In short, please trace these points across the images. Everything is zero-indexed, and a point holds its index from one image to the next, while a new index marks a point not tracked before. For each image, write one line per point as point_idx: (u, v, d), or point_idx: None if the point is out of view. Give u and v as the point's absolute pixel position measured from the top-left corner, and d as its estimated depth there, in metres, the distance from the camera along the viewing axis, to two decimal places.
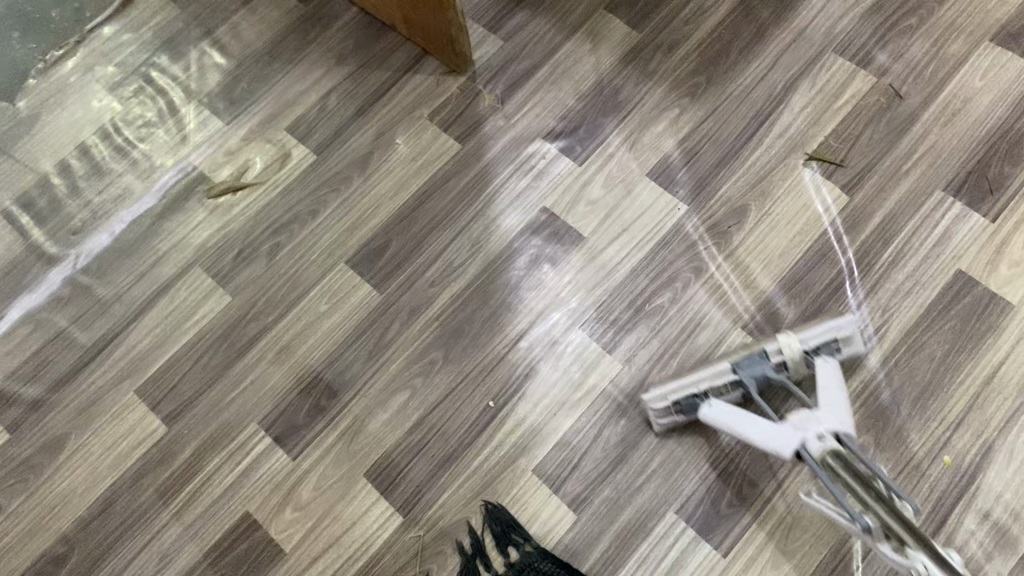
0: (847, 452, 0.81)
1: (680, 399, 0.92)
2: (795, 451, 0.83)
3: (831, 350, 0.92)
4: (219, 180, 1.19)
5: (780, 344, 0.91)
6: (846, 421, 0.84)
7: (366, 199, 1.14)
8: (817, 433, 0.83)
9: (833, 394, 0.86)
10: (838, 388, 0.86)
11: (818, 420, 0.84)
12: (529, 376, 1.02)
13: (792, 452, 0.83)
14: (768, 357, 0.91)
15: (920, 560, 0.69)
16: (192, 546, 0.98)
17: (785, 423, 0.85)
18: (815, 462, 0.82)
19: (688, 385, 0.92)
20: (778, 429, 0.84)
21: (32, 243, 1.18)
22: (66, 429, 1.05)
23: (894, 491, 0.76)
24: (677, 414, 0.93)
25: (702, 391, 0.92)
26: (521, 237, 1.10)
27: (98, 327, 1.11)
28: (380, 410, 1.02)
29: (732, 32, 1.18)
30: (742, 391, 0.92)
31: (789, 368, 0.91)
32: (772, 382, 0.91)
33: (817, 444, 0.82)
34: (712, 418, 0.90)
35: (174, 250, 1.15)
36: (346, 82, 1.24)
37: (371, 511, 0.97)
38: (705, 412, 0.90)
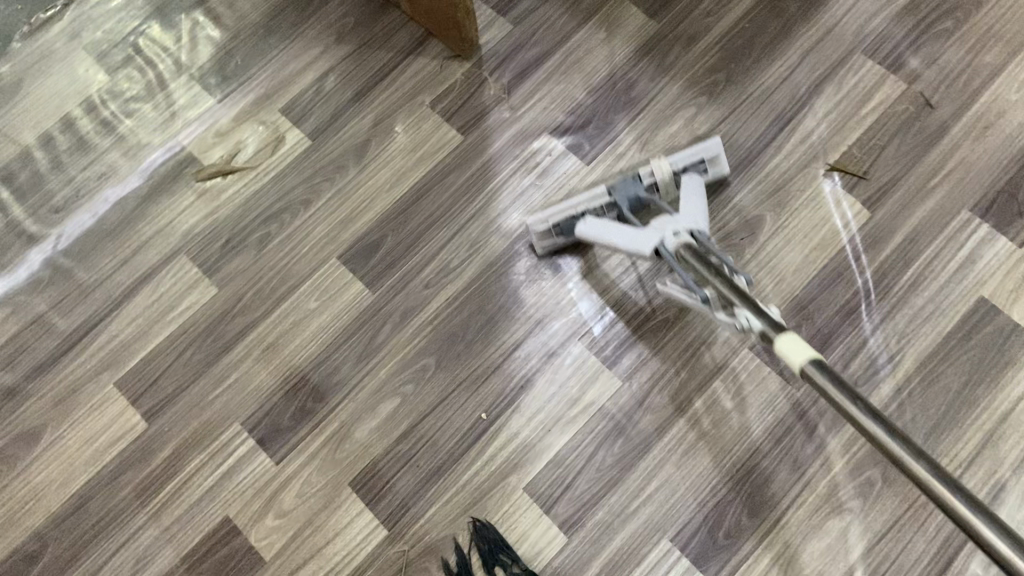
0: (698, 245, 0.86)
1: (561, 221, 0.98)
2: (654, 250, 0.88)
3: (698, 171, 0.99)
4: (209, 163, 1.14)
5: (652, 167, 0.97)
6: (703, 220, 0.90)
7: (363, 191, 1.10)
8: (674, 231, 0.88)
9: (693, 201, 0.92)
10: (698, 197, 0.93)
11: (676, 221, 0.89)
12: (524, 387, 0.98)
13: (651, 251, 0.88)
14: (641, 179, 0.97)
15: (745, 317, 0.76)
16: (169, 550, 0.94)
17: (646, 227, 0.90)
18: (672, 255, 0.87)
19: (568, 208, 0.98)
20: (640, 234, 0.90)
21: (12, 220, 1.13)
22: (41, 421, 1.01)
23: (730, 266, 0.83)
24: (557, 236, 0.99)
25: (580, 213, 0.98)
26: (522, 238, 1.05)
27: (77, 313, 1.06)
28: (368, 416, 0.98)
29: (757, 27, 1.11)
30: (619, 213, 0.98)
31: (660, 190, 0.98)
32: (646, 204, 0.97)
33: (671, 239, 0.87)
34: (588, 232, 0.96)
35: (160, 236, 1.10)
36: (346, 63, 1.18)
37: (355, 523, 0.93)
38: (581, 227, 0.97)
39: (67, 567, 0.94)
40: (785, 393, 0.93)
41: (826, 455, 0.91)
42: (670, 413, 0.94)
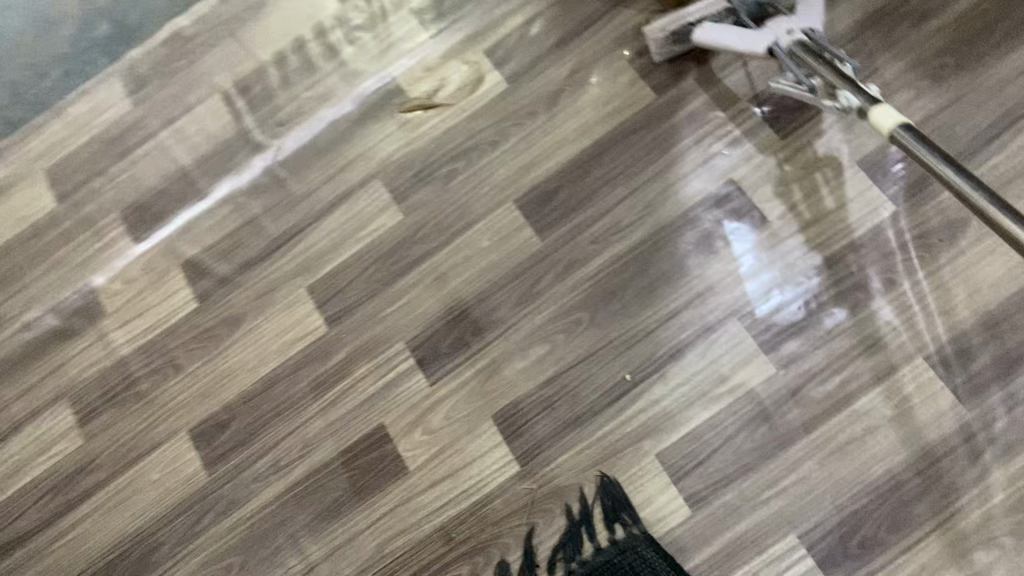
0: (810, 42, 0.95)
1: (678, 29, 1.07)
2: (767, 48, 0.98)
3: None
4: (414, 96, 1.21)
5: None
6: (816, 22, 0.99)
7: (549, 139, 1.12)
8: (789, 31, 0.98)
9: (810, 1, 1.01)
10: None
11: (790, 24, 0.99)
12: (673, 357, 0.97)
13: (765, 48, 0.98)
14: None
15: (847, 97, 0.83)
16: (330, 442, 1.06)
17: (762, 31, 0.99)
18: (786, 53, 0.97)
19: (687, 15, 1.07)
20: (757, 36, 0.99)
21: (243, 127, 1.27)
22: (244, 309, 1.15)
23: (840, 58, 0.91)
24: (674, 45, 1.08)
25: (696, 21, 1.07)
26: (701, 204, 1.03)
27: (285, 220, 1.18)
28: (519, 356, 1.03)
29: (1000, 13, 1.00)
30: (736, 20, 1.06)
31: None
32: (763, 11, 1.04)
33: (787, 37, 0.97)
34: (704, 36, 1.04)
35: (362, 159, 1.19)
36: (554, 9, 1.19)
37: (492, 453, 1.00)
38: (697, 33, 1.05)
39: (250, 438, 1.09)
40: (955, 412, 0.86)
41: (989, 487, 0.84)
42: (823, 411, 0.90)
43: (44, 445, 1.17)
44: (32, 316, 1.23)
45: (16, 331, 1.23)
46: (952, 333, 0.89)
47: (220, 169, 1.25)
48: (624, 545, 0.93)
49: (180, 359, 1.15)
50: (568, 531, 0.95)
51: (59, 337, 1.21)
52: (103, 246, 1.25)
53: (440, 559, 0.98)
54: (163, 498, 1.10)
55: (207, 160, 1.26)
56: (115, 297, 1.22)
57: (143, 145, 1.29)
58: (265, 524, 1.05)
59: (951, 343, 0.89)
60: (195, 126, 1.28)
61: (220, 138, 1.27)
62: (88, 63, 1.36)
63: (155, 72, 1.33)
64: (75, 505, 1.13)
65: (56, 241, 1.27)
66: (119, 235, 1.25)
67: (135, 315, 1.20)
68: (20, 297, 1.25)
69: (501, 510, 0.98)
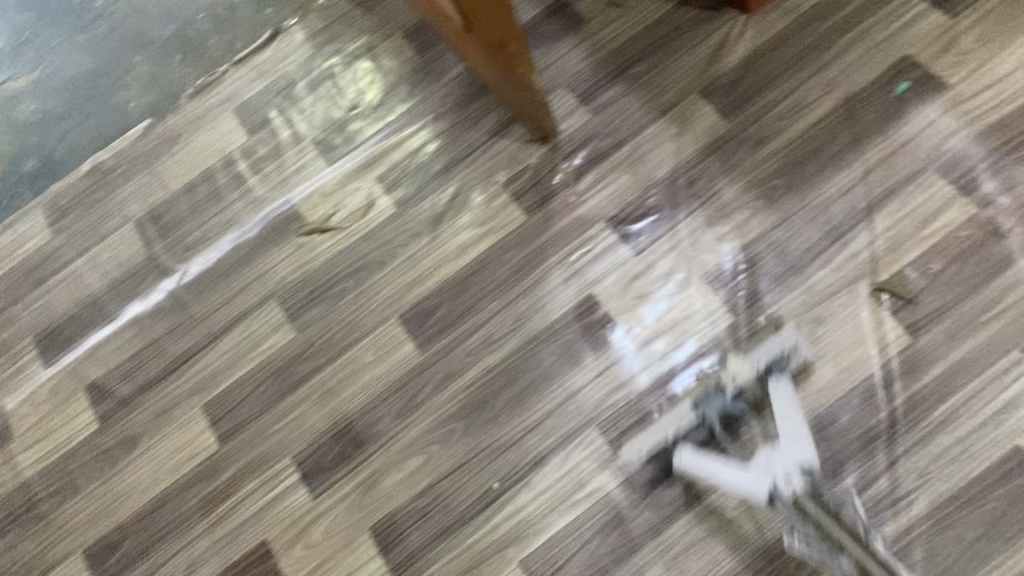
0: (813, 488, 0.88)
1: (656, 450, 0.97)
2: (766, 497, 0.89)
3: (781, 367, 0.97)
4: (310, 221, 1.29)
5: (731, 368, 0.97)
6: (810, 452, 0.90)
7: (432, 260, 1.20)
8: (785, 472, 0.89)
9: (790, 421, 0.92)
10: (795, 414, 0.92)
11: (780, 460, 0.90)
12: (536, 464, 1.03)
13: (764, 498, 0.89)
14: (724, 392, 0.97)
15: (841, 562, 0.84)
16: (219, 558, 1.10)
17: (752, 468, 0.91)
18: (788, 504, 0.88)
19: (656, 431, 0.97)
20: (749, 476, 0.90)
21: (152, 253, 1.34)
22: (143, 428, 1.20)
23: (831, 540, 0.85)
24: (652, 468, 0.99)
25: (667, 437, 0.97)
26: (566, 316, 1.11)
27: (186, 341, 1.24)
28: (397, 468, 1.08)
29: (828, 135, 1.10)
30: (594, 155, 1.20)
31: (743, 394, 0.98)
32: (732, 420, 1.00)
33: (788, 485, 0.88)
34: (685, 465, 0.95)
35: (260, 281, 1.26)
36: (440, 139, 1.30)
37: (368, 565, 1.04)
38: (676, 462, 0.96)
39: (142, 556, 1.12)
40: (787, 513, 0.93)
41: None
42: (669, 513, 0.96)
43: None
44: None
45: None
46: None
47: (127, 294, 1.31)
48: None
49: (80, 480, 1.19)
50: None
51: None
52: (15, 370, 1.30)
53: None
54: None
55: (117, 286, 1.32)
56: (22, 420, 1.26)
57: (57, 273, 1.35)
58: None
59: None
60: (107, 253, 1.35)
61: (130, 264, 1.34)
62: (14, 195, 1.45)
63: (74, 203, 1.40)
64: None
65: None
66: (30, 359, 1.30)
67: (39, 438, 1.24)
68: None
69: None
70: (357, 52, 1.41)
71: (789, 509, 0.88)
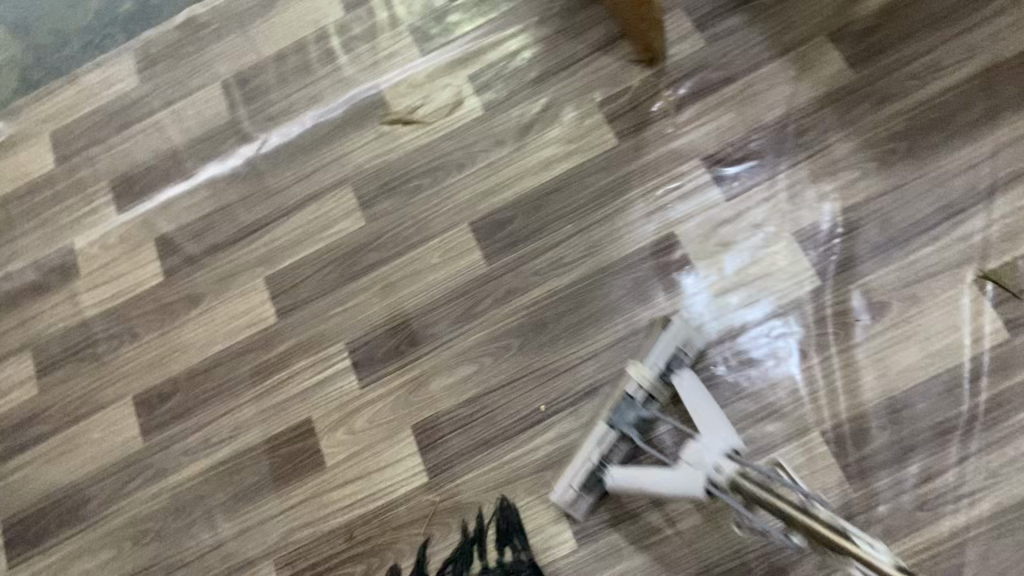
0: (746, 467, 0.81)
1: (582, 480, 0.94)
2: (705, 490, 0.83)
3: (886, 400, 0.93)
4: (396, 110, 1.25)
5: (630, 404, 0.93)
6: (721, 429, 0.87)
7: (513, 169, 1.16)
8: (715, 466, 0.83)
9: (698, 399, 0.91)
10: (698, 394, 0.91)
11: (707, 455, 0.84)
12: (586, 395, 1.01)
13: (703, 492, 0.83)
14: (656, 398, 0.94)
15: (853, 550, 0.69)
16: (259, 428, 1.11)
17: (676, 471, 0.86)
18: (726, 489, 0.82)
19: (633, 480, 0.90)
20: (675, 478, 0.86)
21: (235, 117, 1.32)
22: (205, 290, 1.21)
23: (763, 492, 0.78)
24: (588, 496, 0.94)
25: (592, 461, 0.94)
26: (642, 253, 1.06)
27: (257, 211, 1.24)
28: (447, 373, 1.07)
29: (963, 103, 1.01)
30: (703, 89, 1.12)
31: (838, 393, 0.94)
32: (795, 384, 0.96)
33: (718, 473, 0.83)
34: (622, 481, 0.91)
35: (337, 163, 1.24)
36: (540, 44, 1.23)
37: (404, 462, 1.04)
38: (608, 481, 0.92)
39: (185, 413, 1.14)
40: (841, 489, 0.90)
41: None
42: None
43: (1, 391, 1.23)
44: (15, 268, 1.31)
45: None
46: (852, 412, 0.92)
47: (205, 154, 1.31)
48: (509, 569, 0.96)
49: (139, 329, 1.21)
50: (460, 548, 0.99)
51: (35, 291, 1.28)
52: (91, 212, 1.32)
53: (337, 555, 1.02)
54: (96, 459, 1.15)
55: (197, 144, 1.32)
56: (91, 261, 1.28)
57: (141, 122, 1.36)
58: (183, 499, 1.09)
59: (849, 421, 0.92)
60: (191, 110, 1.34)
61: (211, 125, 1.33)
62: (107, 37, 1.44)
63: (165, 55, 1.39)
64: (18, 453, 1.18)
65: (49, 201, 1.35)
66: (105, 204, 1.32)
67: (105, 282, 1.26)
68: (8, 249, 1.33)
69: (402, 517, 1.02)
70: None
71: (725, 493, 0.82)
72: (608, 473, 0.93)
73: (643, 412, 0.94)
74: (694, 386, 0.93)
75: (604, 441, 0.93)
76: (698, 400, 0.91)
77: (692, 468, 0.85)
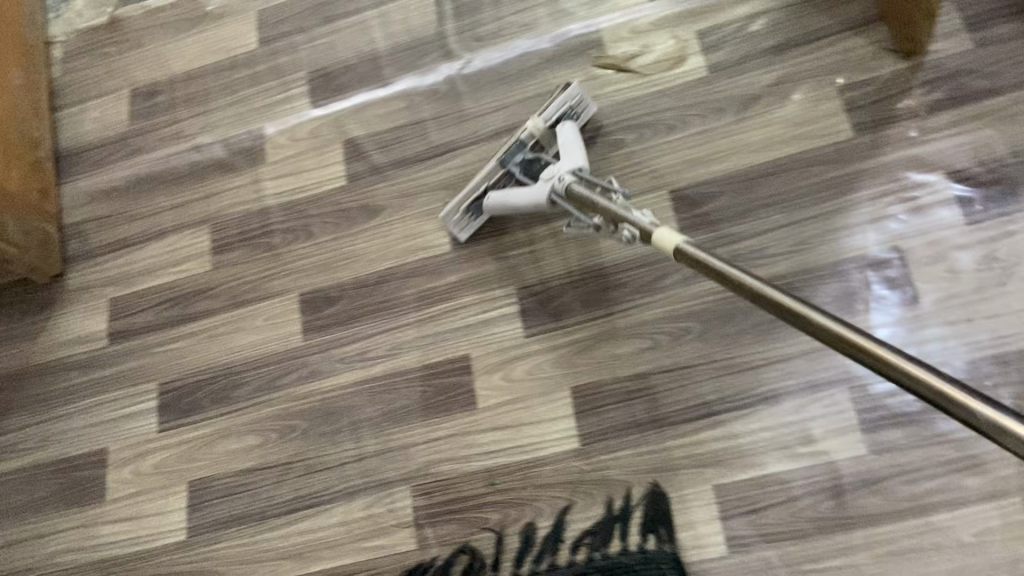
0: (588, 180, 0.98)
1: (469, 206, 1.10)
2: (549, 199, 1.01)
3: None
4: (610, 54, 1.18)
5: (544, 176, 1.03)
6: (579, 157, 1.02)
7: (727, 143, 1.09)
8: (559, 175, 1.00)
9: (570, 138, 1.04)
10: (574, 137, 1.04)
11: (557, 168, 1.01)
12: (767, 400, 0.95)
13: (547, 201, 1.01)
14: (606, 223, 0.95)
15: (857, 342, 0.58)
16: (417, 352, 1.10)
17: (533, 189, 1.03)
18: (563, 196, 0.99)
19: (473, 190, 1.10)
20: (529, 194, 1.04)
21: (442, 31, 1.28)
22: (386, 203, 1.20)
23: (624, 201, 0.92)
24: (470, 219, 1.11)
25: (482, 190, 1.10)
26: (856, 262, 0.99)
27: (449, 132, 1.21)
28: (617, 342, 1.03)
29: None
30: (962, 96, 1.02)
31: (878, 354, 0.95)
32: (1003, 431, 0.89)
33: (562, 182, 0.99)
34: (495, 202, 1.07)
35: (540, 99, 1.19)
36: (783, 11, 1.13)
37: (559, 422, 1.01)
38: (488, 204, 1.08)
39: (347, 321, 1.14)
40: None
41: None
42: (899, 509, 0.87)
43: (173, 259, 1.25)
44: (204, 140, 1.32)
45: (186, 149, 1.32)
46: None
47: (406, 64, 1.28)
48: (648, 556, 0.93)
49: (314, 227, 1.21)
50: (602, 523, 0.96)
51: (218, 168, 1.29)
52: (283, 99, 1.31)
53: (475, 498, 1.01)
54: (254, 346, 1.16)
55: (399, 52, 1.29)
56: (277, 150, 1.27)
57: (347, 18, 1.33)
58: (332, 405, 1.10)
59: None
60: (399, 16, 1.31)
61: (417, 35, 1.29)
62: None
63: None
64: (180, 323, 1.20)
65: (245, 80, 1.34)
66: (299, 94, 1.31)
67: (287, 174, 1.26)
68: (199, 120, 1.33)
69: (547, 477, 0.99)
70: None
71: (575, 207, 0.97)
72: (489, 196, 1.09)
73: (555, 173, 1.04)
74: (572, 131, 1.06)
75: (491, 173, 1.09)
76: (571, 141, 1.04)
77: (545, 184, 1.02)
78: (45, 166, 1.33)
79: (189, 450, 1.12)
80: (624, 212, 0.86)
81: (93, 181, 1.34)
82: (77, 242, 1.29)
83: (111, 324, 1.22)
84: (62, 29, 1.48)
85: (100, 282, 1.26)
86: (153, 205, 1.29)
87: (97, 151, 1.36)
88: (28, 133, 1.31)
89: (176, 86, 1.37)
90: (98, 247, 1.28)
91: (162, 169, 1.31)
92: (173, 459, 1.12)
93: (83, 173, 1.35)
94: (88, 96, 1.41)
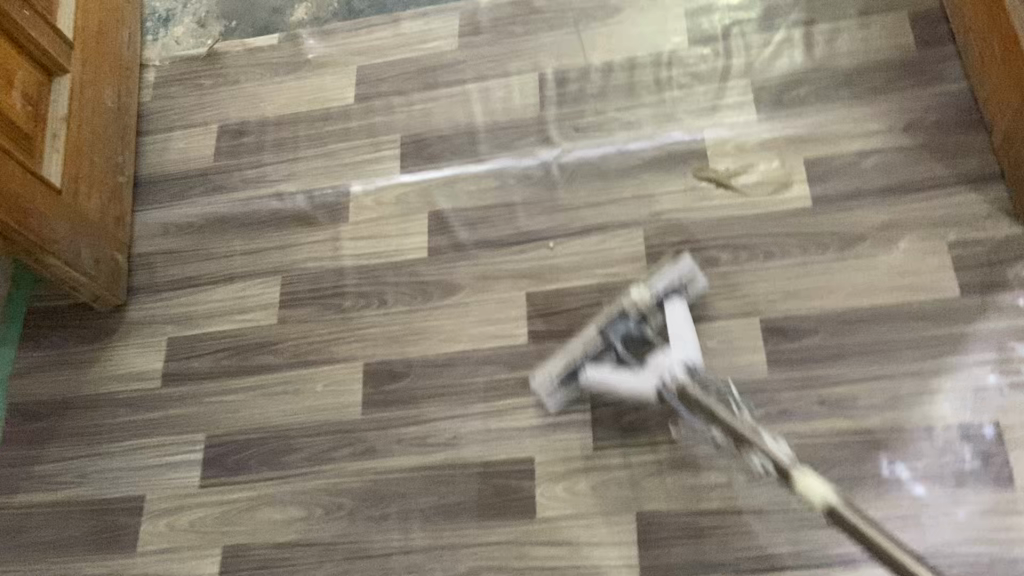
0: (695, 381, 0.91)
1: (563, 376, 1.01)
2: (655, 390, 0.93)
3: None
4: (714, 168, 1.15)
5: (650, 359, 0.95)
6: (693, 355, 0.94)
7: (826, 281, 1.05)
8: (670, 367, 0.92)
9: (682, 329, 0.97)
10: (684, 325, 0.98)
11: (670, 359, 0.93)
12: (842, 563, 0.92)
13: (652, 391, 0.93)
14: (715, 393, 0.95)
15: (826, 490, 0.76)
16: (478, 447, 1.05)
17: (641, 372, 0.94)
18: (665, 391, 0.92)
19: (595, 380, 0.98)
20: (636, 379, 0.94)
21: (543, 115, 1.26)
22: (464, 282, 1.17)
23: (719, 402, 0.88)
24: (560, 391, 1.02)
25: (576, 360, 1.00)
26: (950, 427, 0.96)
27: (539, 220, 1.18)
28: (691, 471, 0.99)
29: None
30: None
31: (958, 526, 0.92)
32: None
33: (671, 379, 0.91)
34: (591, 380, 0.98)
35: (636, 202, 1.16)
36: (898, 153, 1.10)
37: (618, 549, 0.98)
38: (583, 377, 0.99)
39: (409, 401, 1.10)
40: None
41: None
42: None
43: (238, 306, 1.22)
44: (286, 189, 1.31)
45: (267, 196, 1.31)
46: None
47: (502, 143, 1.26)
48: None
49: (387, 296, 1.18)
50: None
51: (297, 220, 1.27)
52: (373, 160, 1.30)
53: None
54: (309, 412, 1.12)
55: (497, 130, 1.27)
56: (361, 211, 1.26)
57: (447, 88, 1.33)
58: (383, 488, 1.06)
59: None
60: (501, 93, 1.30)
61: (517, 116, 1.28)
62: None
63: (491, 28, 1.35)
64: (237, 375, 1.17)
65: (336, 134, 1.34)
66: (389, 157, 1.30)
67: (368, 237, 1.23)
68: (284, 168, 1.33)
69: None
70: (848, 11, 1.21)
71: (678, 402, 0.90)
72: (585, 372, 0.99)
73: (630, 328, 0.99)
74: (681, 312, 1.00)
75: (592, 344, 1.00)
76: (683, 329, 0.97)
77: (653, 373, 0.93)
78: (124, 192, 1.32)
79: (228, 513, 1.08)
80: (753, 435, 0.82)
81: (169, 213, 1.33)
82: (144, 274, 1.28)
83: (167, 364, 1.20)
84: (157, 54, 1.49)
85: (162, 319, 1.24)
86: (226, 247, 1.28)
87: (177, 182, 1.36)
88: (112, 159, 1.31)
89: (266, 129, 1.37)
90: (164, 282, 1.27)
91: (240, 212, 1.30)
92: (211, 519, 1.08)
93: (160, 203, 1.34)
94: (176, 126, 1.41)
